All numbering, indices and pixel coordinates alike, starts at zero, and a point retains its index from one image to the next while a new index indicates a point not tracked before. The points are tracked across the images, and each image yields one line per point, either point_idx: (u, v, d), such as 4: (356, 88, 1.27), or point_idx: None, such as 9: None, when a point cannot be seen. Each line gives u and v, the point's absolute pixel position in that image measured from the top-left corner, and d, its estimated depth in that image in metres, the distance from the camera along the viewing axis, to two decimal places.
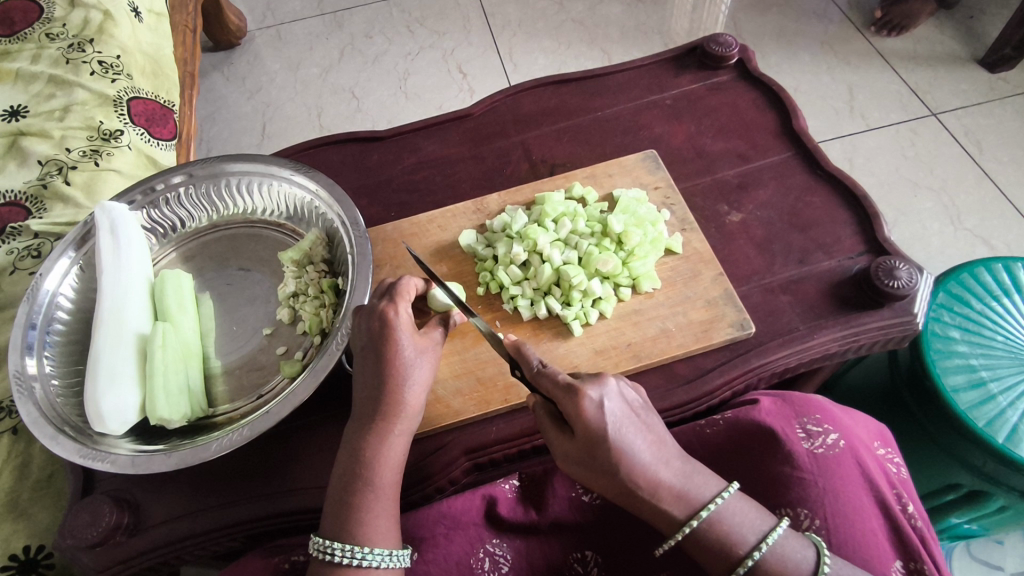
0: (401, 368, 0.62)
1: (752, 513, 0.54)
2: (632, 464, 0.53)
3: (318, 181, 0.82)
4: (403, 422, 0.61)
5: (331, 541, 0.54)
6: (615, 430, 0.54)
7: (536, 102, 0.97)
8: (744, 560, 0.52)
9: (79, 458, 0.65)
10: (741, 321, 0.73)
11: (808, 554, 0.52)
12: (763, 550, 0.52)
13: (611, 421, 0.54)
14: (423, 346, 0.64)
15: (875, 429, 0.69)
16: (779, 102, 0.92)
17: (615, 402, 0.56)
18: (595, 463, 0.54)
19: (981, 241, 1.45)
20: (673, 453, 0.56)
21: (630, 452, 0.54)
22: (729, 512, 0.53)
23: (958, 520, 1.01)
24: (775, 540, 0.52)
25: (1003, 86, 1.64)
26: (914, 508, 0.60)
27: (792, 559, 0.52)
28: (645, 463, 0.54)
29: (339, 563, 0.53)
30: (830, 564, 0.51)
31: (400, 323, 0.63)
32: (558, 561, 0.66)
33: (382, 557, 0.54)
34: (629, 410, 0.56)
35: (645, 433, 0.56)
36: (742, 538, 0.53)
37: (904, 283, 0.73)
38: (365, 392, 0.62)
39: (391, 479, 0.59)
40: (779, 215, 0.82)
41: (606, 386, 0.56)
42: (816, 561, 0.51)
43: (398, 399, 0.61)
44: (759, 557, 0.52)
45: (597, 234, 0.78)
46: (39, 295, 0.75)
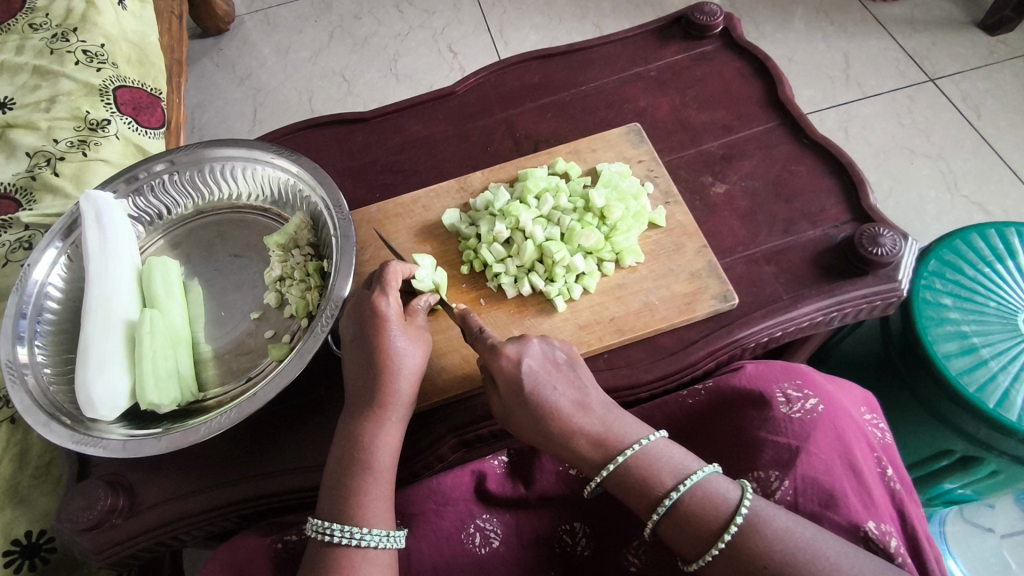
0: (392, 359, 0.62)
1: (679, 456, 0.55)
2: (550, 412, 0.57)
3: (300, 164, 0.82)
4: (398, 409, 0.62)
5: (329, 522, 0.55)
6: (529, 382, 0.58)
7: (520, 78, 0.96)
8: (664, 500, 0.52)
9: (72, 444, 0.66)
10: (725, 293, 0.73)
11: (731, 494, 0.51)
12: (682, 490, 0.52)
13: (528, 371, 0.59)
14: (416, 339, 0.65)
15: (860, 396, 0.69)
16: (765, 71, 0.91)
17: (536, 358, 0.60)
18: (517, 414, 0.59)
19: (978, 208, 1.43)
20: (600, 405, 0.58)
21: (547, 400, 0.58)
22: (654, 454, 0.54)
23: (950, 486, 1.02)
24: (697, 478, 0.52)
25: (1002, 49, 1.61)
26: (892, 472, 0.61)
27: (716, 501, 0.51)
28: (563, 410, 0.57)
29: (338, 543, 0.54)
30: (750, 506, 0.50)
31: (389, 313, 0.64)
32: (547, 533, 0.68)
33: (379, 538, 0.55)
34: (549, 364, 0.60)
35: (566, 384, 0.59)
36: (665, 477, 0.53)
37: (887, 251, 0.72)
38: (360, 380, 0.63)
39: (388, 462, 0.59)
40: (764, 186, 0.81)
41: (526, 345, 0.61)
42: (738, 499, 0.51)
43: (394, 388, 0.62)
44: (680, 494, 0.52)
45: (580, 210, 0.78)
46: (28, 285, 0.76)
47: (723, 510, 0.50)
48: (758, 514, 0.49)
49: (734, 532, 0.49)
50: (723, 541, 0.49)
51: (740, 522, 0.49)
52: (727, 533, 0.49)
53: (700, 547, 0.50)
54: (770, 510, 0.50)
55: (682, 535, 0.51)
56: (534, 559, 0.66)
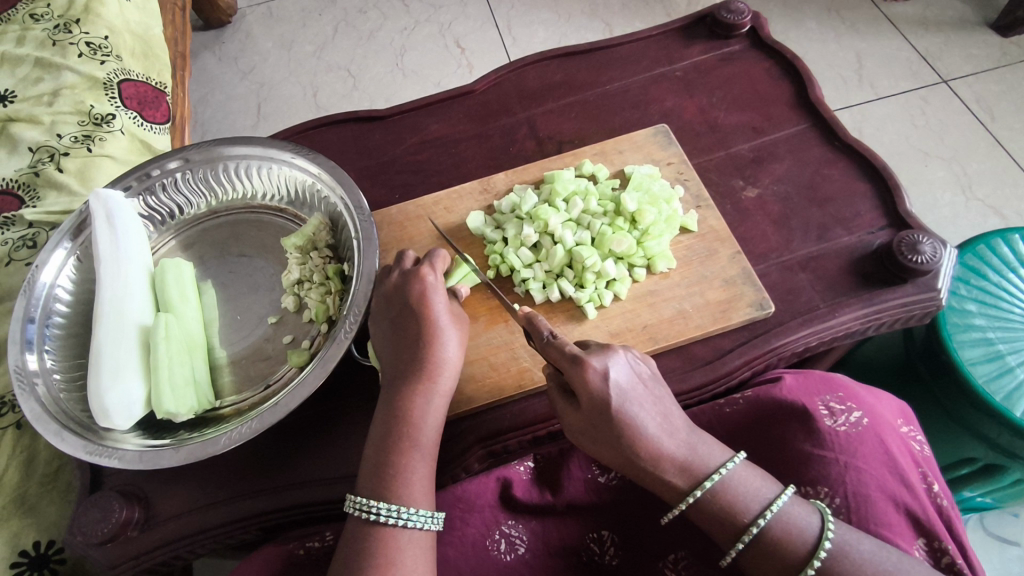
0: (436, 328, 0.62)
1: (758, 481, 0.54)
2: (638, 433, 0.54)
3: (320, 164, 0.80)
4: (444, 379, 0.60)
5: (373, 501, 0.53)
6: (617, 400, 0.55)
7: (541, 77, 0.94)
8: (749, 528, 0.52)
9: (86, 455, 0.63)
10: (760, 301, 0.71)
11: (813, 522, 0.51)
12: (767, 519, 0.51)
13: (615, 388, 0.55)
14: (456, 316, 0.65)
15: (897, 406, 0.68)
16: (793, 72, 0.89)
17: (622, 373, 0.57)
18: (600, 432, 0.56)
19: (992, 211, 1.42)
20: (682, 425, 0.56)
21: (636, 421, 0.55)
22: (734, 482, 0.53)
23: (971, 494, 1.01)
24: (779, 507, 0.52)
25: (1015, 50, 1.60)
26: (937, 486, 0.59)
27: (801, 531, 0.51)
28: (651, 431, 0.55)
29: (384, 523, 0.52)
30: (834, 538, 0.50)
31: (433, 284, 0.64)
32: (574, 541, 0.66)
33: (425, 519, 0.54)
34: (637, 380, 0.57)
35: (652, 404, 0.56)
36: (749, 505, 0.52)
37: (928, 258, 0.70)
38: (398, 354, 0.62)
39: (433, 438, 0.58)
40: (797, 190, 0.79)
41: (612, 357, 0.57)
42: (821, 529, 0.51)
43: (439, 357, 0.61)
44: (763, 525, 0.51)
45: (610, 213, 0.76)
46: (36, 288, 0.73)
47: (806, 541, 0.50)
48: None
49: (820, 563, 0.49)
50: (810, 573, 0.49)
51: (826, 554, 0.49)
52: (812, 566, 0.49)
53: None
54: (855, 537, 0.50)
55: (766, 566, 0.51)
56: (560, 568, 0.64)
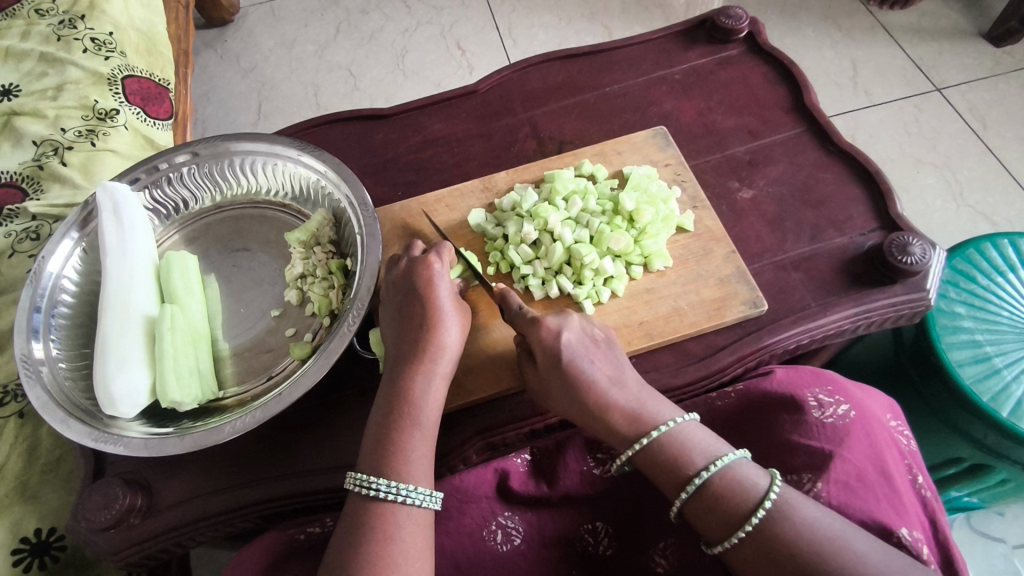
0: (440, 312, 0.65)
1: (707, 439, 0.57)
2: (587, 382, 0.60)
3: (325, 161, 0.81)
4: (445, 362, 0.63)
5: (374, 477, 0.56)
6: (567, 352, 0.61)
7: (543, 78, 0.96)
8: (692, 480, 0.54)
9: (92, 441, 0.64)
10: (754, 299, 0.72)
11: (761, 482, 0.53)
12: (711, 472, 0.54)
13: (566, 343, 0.61)
14: (459, 304, 0.67)
15: (886, 402, 0.69)
16: (790, 77, 0.91)
17: (575, 332, 0.63)
18: (554, 383, 0.61)
19: (983, 217, 1.45)
20: (633, 383, 0.61)
21: (585, 373, 0.60)
22: (682, 436, 0.57)
23: (958, 493, 1.03)
24: (725, 462, 0.54)
25: (1007, 60, 1.63)
26: (922, 479, 0.61)
27: (748, 485, 0.53)
28: (598, 382, 0.60)
29: (384, 499, 0.55)
30: (778, 495, 0.51)
31: (439, 270, 0.67)
32: (570, 531, 0.67)
33: (424, 496, 0.56)
34: (587, 339, 0.63)
35: (602, 360, 0.62)
36: (695, 458, 0.55)
37: (917, 260, 0.72)
38: (402, 338, 0.64)
39: (433, 417, 0.61)
40: (791, 192, 0.81)
41: (566, 319, 0.63)
42: (767, 488, 0.52)
43: (442, 341, 0.63)
44: (706, 477, 0.54)
45: (608, 212, 0.78)
46: (43, 278, 0.74)
47: (751, 498, 0.52)
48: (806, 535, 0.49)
49: (761, 517, 0.50)
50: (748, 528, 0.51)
51: (768, 508, 0.51)
52: (754, 518, 0.51)
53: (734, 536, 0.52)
54: (800, 502, 0.51)
55: (708, 517, 0.53)
56: (554, 558, 0.65)
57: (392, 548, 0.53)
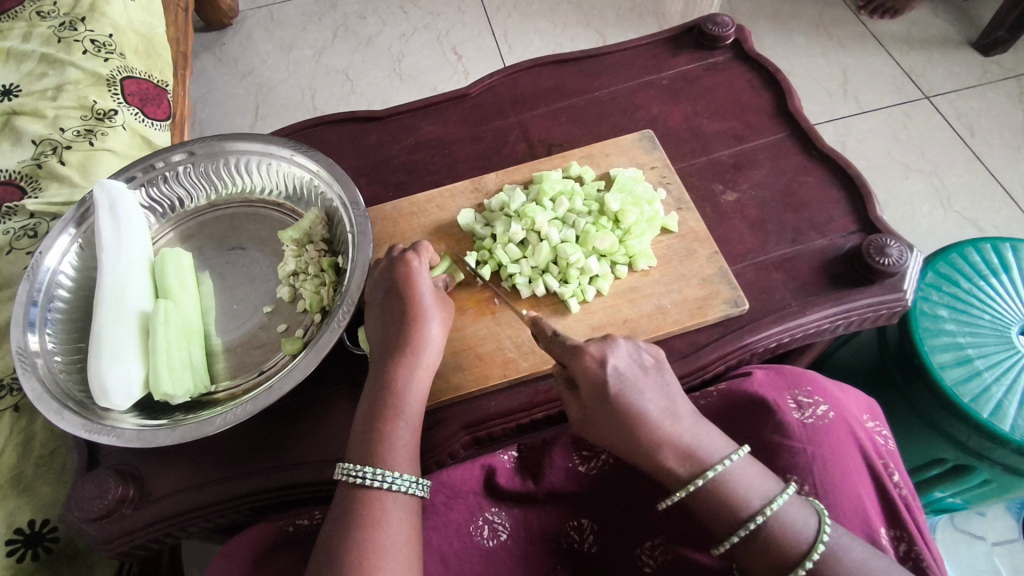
0: (421, 308, 0.66)
1: (760, 477, 0.55)
2: (641, 414, 0.56)
3: (319, 161, 0.83)
4: (427, 356, 0.65)
5: (360, 465, 0.57)
6: (619, 384, 0.58)
7: (533, 82, 0.98)
8: (747, 523, 0.53)
9: (85, 432, 0.66)
10: (735, 299, 0.74)
11: (810, 524, 0.53)
12: (768, 515, 0.53)
13: (618, 374, 0.58)
14: (441, 299, 0.69)
15: (864, 402, 0.71)
16: (774, 83, 0.93)
17: (623, 360, 0.60)
18: (602, 416, 0.58)
19: (970, 223, 1.47)
20: (686, 412, 0.57)
21: (638, 405, 0.57)
22: (738, 475, 0.54)
23: (942, 494, 1.04)
24: (780, 504, 0.53)
25: (995, 69, 1.66)
26: (899, 476, 0.63)
27: (756, 489, 0.54)
28: (652, 414, 0.56)
29: (370, 486, 0.57)
30: (829, 536, 0.52)
31: (419, 267, 0.68)
32: (555, 528, 0.68)
33: (410, 483, 0.58)
34: (637, 366, 0.59)
35: (654, 389, 0.58)
36: (751, 499, 0.54)
37: (894, 261, 0.74)
38: (386, 332, 0.66)
39: (416, 409, 0.62)
40: (774, 195, 0.83)
41: (614, 345, 0.60)
42: (817, 530, 0.53)
43: (424, 336, 0.65)
44: (763, 520, 0.53)
45: (594, 213, 0.80)
46: (40, 273, 0.76)
47: (801, 541, 0.52)
48: None
49: (815, 561, 0.51)
50: (803, 569, 0.51)
51: (819, 555, 0.51)
52: (805, 563, 0.51)
53: (778, 572, 0.52)
54: (846, 539, 0.52)
55: (759, 558, 0.53)
56: (541, 555, 0.67)
57: (378, 535, 0.54)
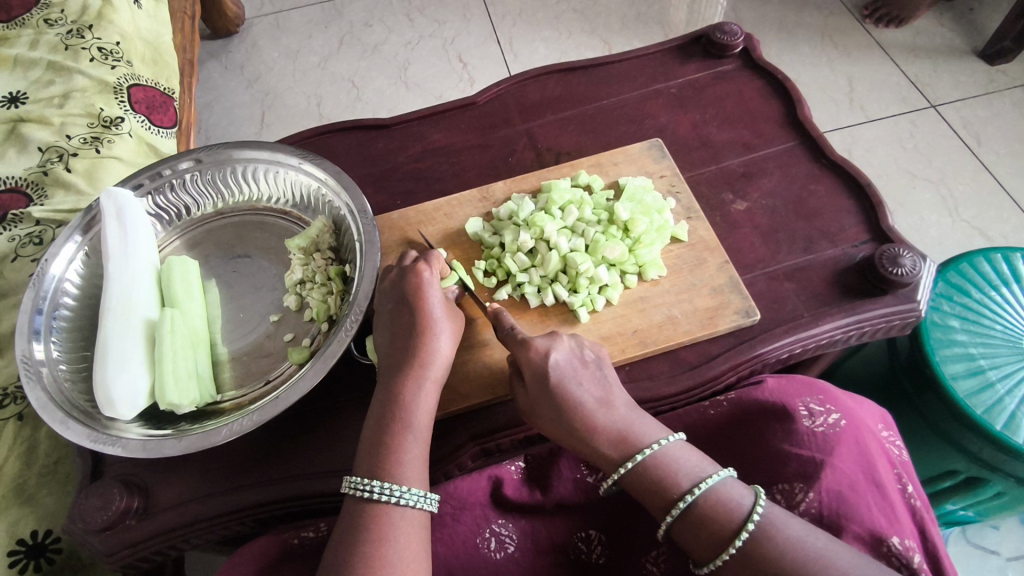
0: (431, 320, 0.66)
1: (693, 460, 0.57)
2: (575, 401, 0.60)
3: (326, 170, 0.82)
4: (436, 368, 0.64)
5: (366, 479, 0.57)
6: (557, 373, 0.61)
7: (542, 91, 0.97)
8: (678, 501, 0.54)
9: (90, 442, 0.65)
10: (747, 309, 0.73)
11: (744, 502, 0.53)
12: (698, 492, 0.54)
13: (556, 364, 0.62)
14: (450, 310, 0.68)
15: (877, 413, 0.70)
16: (784, 91, 0.92)
17: (564, 353, 0.63)
18: (542, 405, 0.62)
19: (978, 232, 1.46)
20: (622, 403, 0.61)
21: (573, 394, 0.61)
22: (669, 456, 0.57)
23: (954, 507, 1.03)
24: (712, 483, 0.54)
25: (1001, 78, 1.65)
26: (912, 488, 0.62)
27: (688, 468, 0.56)
28: (586, 403, 0.60)
29: (376, 500, 0.56)
30: (762, 512, 0.52)
31: (429, 279, 0.68)
32: (563, 540, 0.67)
33: (417, 497, 0.57)
34: (578, 361, 0.63)
35: (591, 381, 0.62)
36: (680, 479, 0.55)
37: (908, 271, 0.73)
38: (395, 343, 0.65)
39: (426, 422, 0.61)
40: (784, 204, 0.82)
41: (556, 340, 0.64)
42: (751, 507, 0.52)
43: (433, 348, 0.64)
44: (693, 498, 0.54)
45: (604, 222, 0.79)
46: (46, 281, 0.75)
47: (735, 518, 0.52)
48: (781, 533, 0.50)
49: (745, 537, 0.51)
50: (737, 544, 0.51)
51: (750, 530, 0.51)
52: (737, 539, 0.51)
53: (715, 553, 0.52)
54: (783, 519, 0.51)
55: (697, 539, 0.53)
56: (548, 567, 0.66)
57: (387, 549, 0.53)
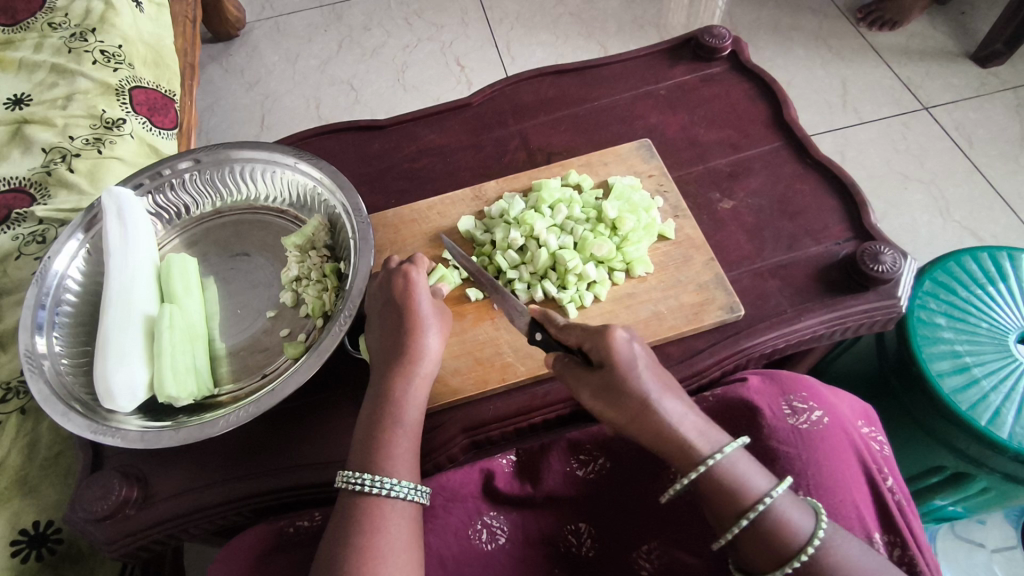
0: (419, 319, 0.67)
1: (759, 467, 0.54)
2: (656, 398, 0.55)
3: (322, 169, 0.84)
4: (426, 365, 0.66)
5: (359, 473, 0.58)
6: (635, 370, 0.56)
7: (534, 92, 0.99)
8: (750, 510, 0.52)
9: (90, 433, 0.67)
10: (731, 304, 0.75)
11: (807, 520, 0.52)
12: (769, 501, 0.52)
13: (634, 361, 0.57)
14: (439, 309, 0.70)
15: (859, 408, 0.72)
16: (771, 93, 0.94)
17: (638, 350, 0.58)
18: (610, 405, 0.57)
19: (969, 233, 1.48)
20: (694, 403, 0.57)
21: (652, 391, 0.56)
22: (738, 464, 0.53)
23: (942, 503, 1.04)
24: (780, 493, 0.52)
25: (993, 81, 1.67)
26: (893, 481, 0.64)
27: (754, 476, 0.53)
28: (669, 402, 0.55)
29: (369, 493, 0.57)
30: (824, 536, 0.51)
31: (417, 279, 0.70)
32: (553, 532, 0.69)
33: (408, 491, 0.58)
34: (649, 358, 0.59)
35: (663, 379, 0.57)
36: (750, 489, 0.52)
37: (888, 268, 0.75)
38: (386, 341, 0.67)
39: (416, 417, 0.63)
40: (770, 204, 0.84)
41: (630, 336, 0.59)
42: (814, 525, 0.52)
43: (422, 346, 0.66)
44: (764, 508, 0.51)
45: (593, 220, 0.81)
46: (48, 277, 0.77)
47: (798, 534, 0.51)
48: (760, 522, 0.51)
49: (813, 552, 0.50)
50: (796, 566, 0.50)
51: (816, 546, 0.50)
52: (803, 554, 0.50)
53: (775, 563, 0.51)
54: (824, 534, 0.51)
55: (757, 551, 0.52)
56: (538, 558, 0.67)
57: (378, 540, 0.55)
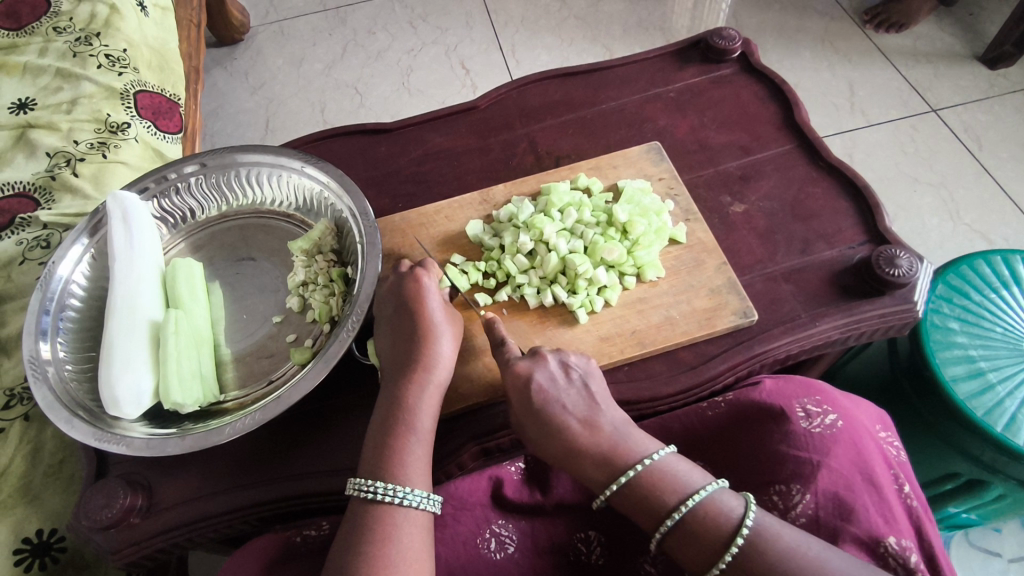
0: (432, 326, 0.67)
1: (686, 471, 0.57)
2: (564, 422, 0.61)
3: (328, 173, 0.84)
4: (439, 372, 0.65)
5: (371, 480, 0.57)
6: (543, 392, 0.63)
7: (542, 95, 0.98)
8: (671, 513, 0.54)
9: (95, 441, 0.66)
10: (744, 309, 0.74)
11: (736, 511, 0.53)
12: (692, 502, 0.54)
13: (543, 384, 0.63)
14: (451, 316, 0.69)
15: (875, 414, 0.70)
16: (782, 95, 0.93)
17: (550, 372, 0.64)
18: (529, 427, 0.63)
19: (979, 236, 1.46)
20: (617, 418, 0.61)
21: (559, 414, 0.61)
22: (662, 470, 0.56)
23: (956, 510, 1.03)
24: (704, 494, 0.54)
25: (1002, 82, 1.66)
26: (910, 488, 0.62)
27: (680, 480, 0.56)
28: (576, 424, 0.61)
29: (381, 501, 0.56)
30: (753, 524, 0.52)
31: (429, 286, 0.69)
32: (563, 540, 0.68)
33: (420, 498, 0.57)
34: (564, 379, 0.64)
35: (580, 400, 0.63)
36: (671, 493, 0.55)
37: (904, 272, 0.73)
38: (396, 348, 0.66)
39: (429, 424, 0.62)
40: (782, 207, 0.83)
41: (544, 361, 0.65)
42: (742, 513, 0.53)
43: (434, 353, 0.65)
44: (686, 509, 0.54)
45: (603, 224, 0.80)
46: (53, 282, 0.77)
47: (726, 526, 0.52)
48: (767, 534, 0.51)
49: (741, 543, 0.51)
50: (731, 554, 0.51)
51: (745, 536, 0.51)
52: (732, 546, 0.51)
53: (709, 562, 0.52)
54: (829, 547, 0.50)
55: (685, 552, 0.53)
56: (548, 568, 0.66)
57: (389, 549, 0.54)
